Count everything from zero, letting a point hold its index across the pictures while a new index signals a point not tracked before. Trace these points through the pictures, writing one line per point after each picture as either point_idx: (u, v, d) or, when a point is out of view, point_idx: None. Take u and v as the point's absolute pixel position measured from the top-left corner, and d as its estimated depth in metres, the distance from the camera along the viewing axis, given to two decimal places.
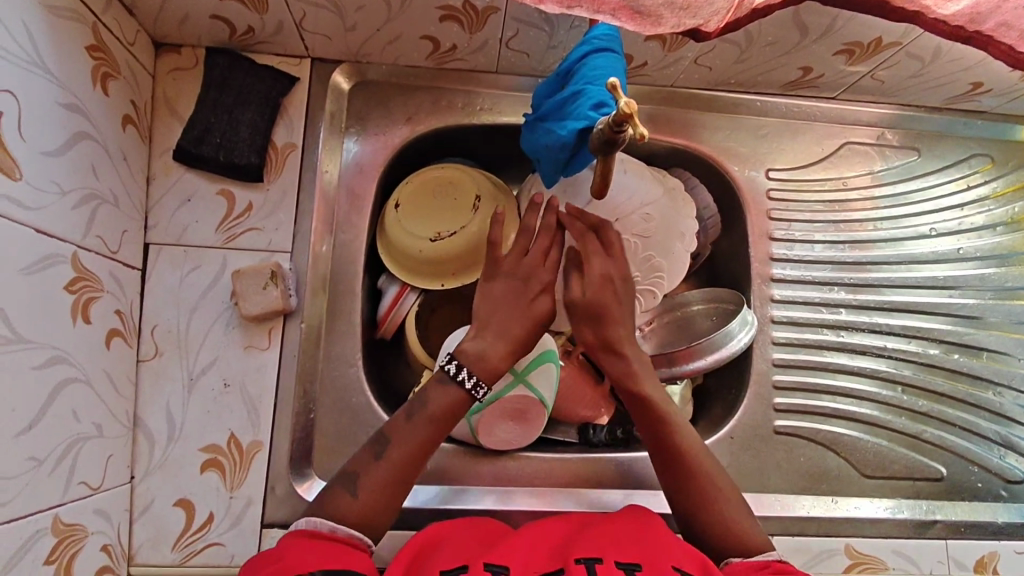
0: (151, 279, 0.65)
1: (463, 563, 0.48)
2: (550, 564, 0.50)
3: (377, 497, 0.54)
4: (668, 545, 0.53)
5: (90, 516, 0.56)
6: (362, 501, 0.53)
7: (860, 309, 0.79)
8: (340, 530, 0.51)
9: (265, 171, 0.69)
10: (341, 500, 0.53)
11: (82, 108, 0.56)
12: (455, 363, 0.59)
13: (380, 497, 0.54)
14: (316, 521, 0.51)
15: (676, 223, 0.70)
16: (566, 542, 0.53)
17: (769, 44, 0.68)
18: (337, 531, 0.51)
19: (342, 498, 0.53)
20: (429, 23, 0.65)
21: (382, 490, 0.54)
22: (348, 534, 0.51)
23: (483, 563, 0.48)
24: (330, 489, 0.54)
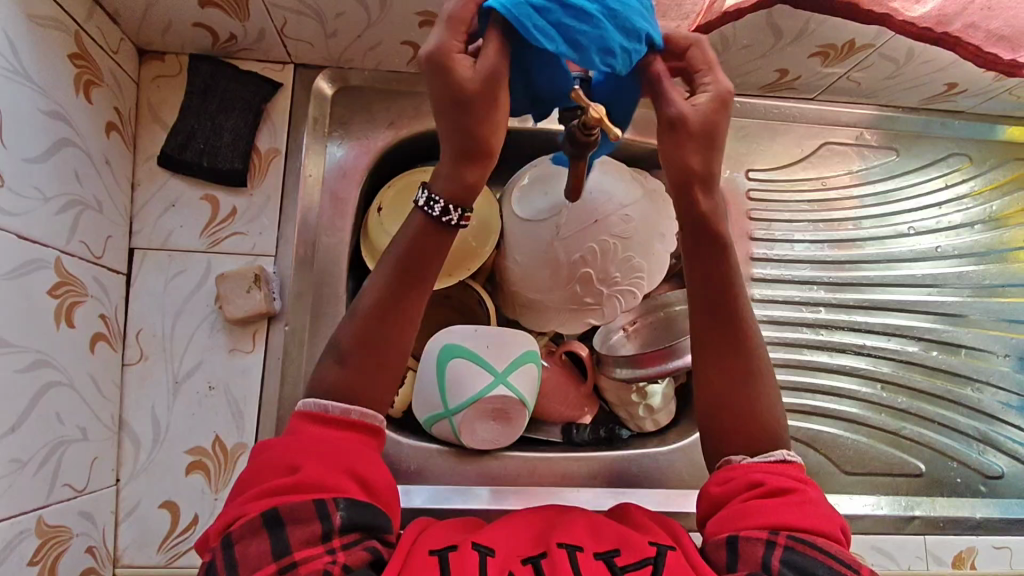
0: (136, 284, 0.66)
1: (451, 544, 0.49)
2: (532, 548, 0.50)
3: (355, 382, 0.51)
4: (646, 530, 0.53)
5: (74, 518, 0.56)
6: (349, 366, 0.51)
7: (840, 308, 0.80)
8: (351, 413, 0.50)
9: (249, 176, 0.70)
10: (328, 373, 0.51)
11: (65, 116, 0.57)
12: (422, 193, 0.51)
13: (368, 357, 0.51)
14: (307, 405, 0.50)
15: (657, 225, 0.69)
16: (548, 528, 0.53)
17: (744, 47, 0.69)
18: (349, 414, 0.50)
19: (327, 367, 0.52)
20: (409, 29, 0.66)
21: (369, 353, 0.51)
22: (359, 416, 0.51)
23: (470, 544, 0.49)
24: (318, 367, 0.52)
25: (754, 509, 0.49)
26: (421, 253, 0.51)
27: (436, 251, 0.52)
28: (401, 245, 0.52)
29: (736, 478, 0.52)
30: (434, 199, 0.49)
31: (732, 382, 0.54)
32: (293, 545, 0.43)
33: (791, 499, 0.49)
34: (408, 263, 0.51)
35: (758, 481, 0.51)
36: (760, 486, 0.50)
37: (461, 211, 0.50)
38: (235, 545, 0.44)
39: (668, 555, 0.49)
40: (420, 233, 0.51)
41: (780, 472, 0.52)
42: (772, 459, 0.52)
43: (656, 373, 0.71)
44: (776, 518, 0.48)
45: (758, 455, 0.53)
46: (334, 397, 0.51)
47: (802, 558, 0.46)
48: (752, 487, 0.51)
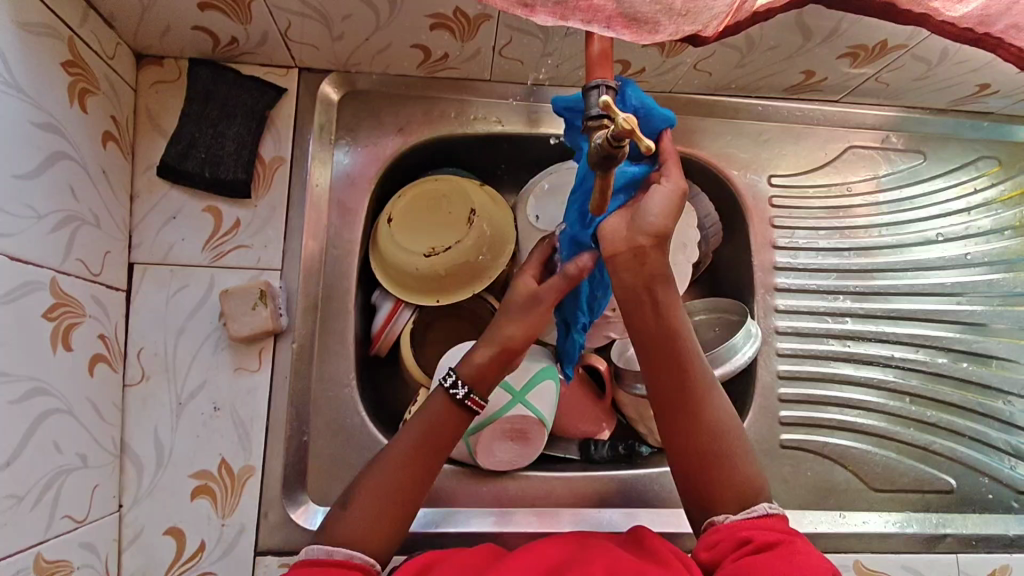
0: (136, 300, 0.63)
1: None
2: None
3: (366, 523, 0.51)
4: (657, 561, 0.51)
5: (75, 550, 0.53)
6: (358, 517, 0.51)
7: (867, 318, 0.77)
8: (336, 553, 0.49)
9: (253, 186, 0.67)
10: (336, 524, 0.51)
11: (59, 128, 0.53)
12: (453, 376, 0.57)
13: (375, 515, 0.52)
14: (312, 550, 0.49)
15: (680, 233, 0.72)
16: (558, 566, 0.51)
17: (770, 49, 0.66)
18: (333, 554, 0.49)
19: (336, 518, 0.52)
20: (419, 32, 0.63)
21: (376, 504, 0.52)
22: (347, 556, 0.49)
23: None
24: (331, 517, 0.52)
25: (744, 560, 0.47)
26: (444, 425, 0.56)
27: (459, 426, 0.57)
28: (422, 416, 0.56)
29: (721, 541, 0.51)
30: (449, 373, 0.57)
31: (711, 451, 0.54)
32: None
33: (780, 552, 0.47)
34: (433, 435, 0.55)
35: (746, 539, 0.50)
36: (750, 541, 0.49)
37: (468, 387, 0.56)
38: None
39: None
40: (446, 408, 0.56)
41: (768, 527, 0.51)
42: (759, 514, 0.52)
43: None
44: (773, 564, 0.46)
45: (741, 512, 0.52)
46: (333, 545, 0.50)
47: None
48: (739, 545, 0.50)
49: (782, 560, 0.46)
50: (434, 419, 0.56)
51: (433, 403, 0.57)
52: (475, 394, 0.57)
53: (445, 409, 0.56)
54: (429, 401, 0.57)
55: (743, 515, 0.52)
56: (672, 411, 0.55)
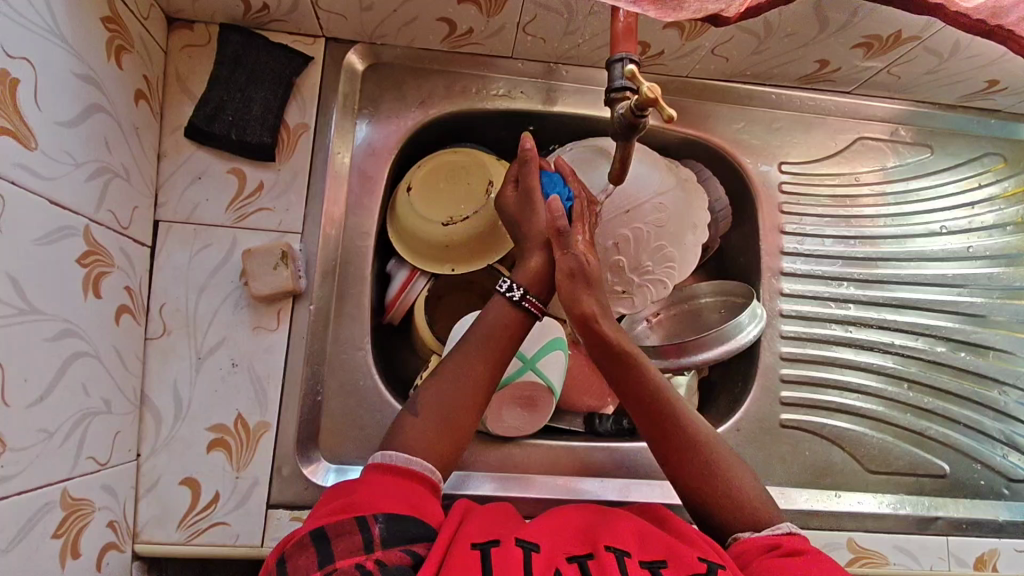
0: (160, 257, 0.65)
1: (494, 538, 0.47)
2: (577, 546, 0.49)
3: (436, 426, 0.55)
4: (685, 531, 0.53)
5: (97, 491, 0.54)
6: (426, 424, 0.55)
7: (869, 305, 0.79)
8: (414, 463, 0.52)
9: (277, 151, 0.68)
10: (407, 431, 0.54)
11: (96, 80, 0.55)
12: (506, 280, 0.61)
13: (443, 424, 0.55)
14: (389, 454, 0.52)
15: (689, 214, 0.72)
16: (588, 529, 0.52)
17: (787, 36, 0.68)
18: (412, 463, 0.52)
19: (406, 423, 0.55)
20: (448, 5, 0.65)
21: (445, 419, 0.55)
22: (422, 468, 0.52)
23: (516, 538, 0.47)
24: (396, 429, 0.55)
25: (777, 564, 0.48)
26: (505, 336, 0.59)
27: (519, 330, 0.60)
28: (482, 324, 0.60)
29: (748, 550, 0.51)
30: (505, 279, 0.61)
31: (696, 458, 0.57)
32: (338, 556, 0.43)
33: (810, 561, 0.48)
34: (495, 336, 0.59)
35: (775, 548, 0.50)
36: (777, 546, 0.50)
37: (524, 289, 0.60)
38: (287, 565, 0.44)
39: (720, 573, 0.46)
40: (504, 313, 0.60)
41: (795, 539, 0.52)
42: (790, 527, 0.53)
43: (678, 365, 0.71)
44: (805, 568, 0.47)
45: (764, 529, 0.53)
46: (405, 452, 0.53)
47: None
48: (768, 552, 0.50)
49: (810, 570, 0.47)
50: (488, 327, 0.59)
51: (493, 311, 0.60)
52: (532, 297, 0.61)
53: (506, 312, 0.60)
54: (491, 314, 0.60)
55: (767, 531, 0.53)
56: (652, 428, 0.58)
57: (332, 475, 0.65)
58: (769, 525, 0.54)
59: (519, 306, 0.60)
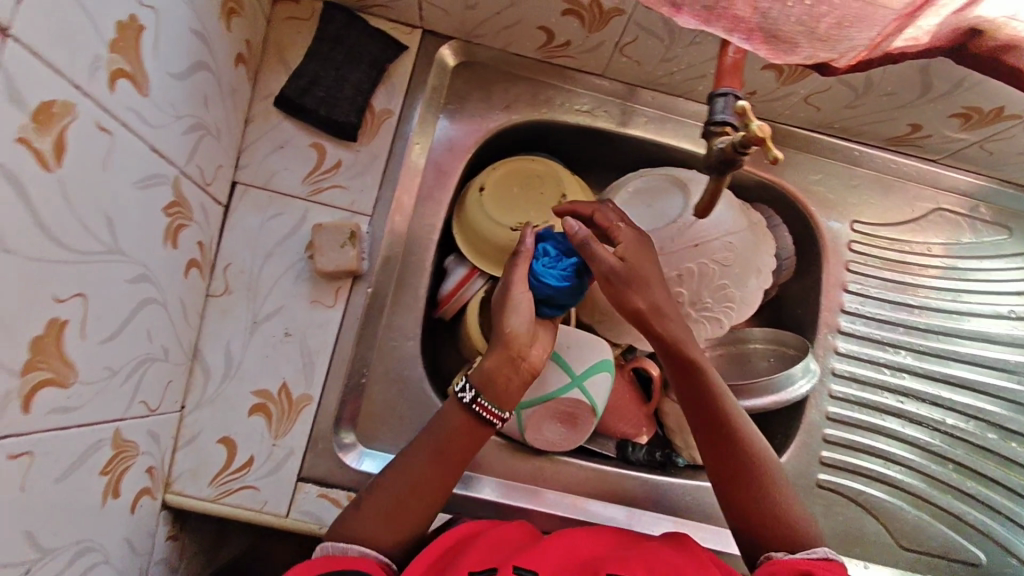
0: (233, 218, 0.66)
1: (491, 567, 0.48)
2: (576, 571, 0.49)
3: (379, 521, 0.53)
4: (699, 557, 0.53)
5: (143, 437, 0.55)
6: (369, 516, 0.53)
7: (925, 378, 0.77)
8: (351, 550, 0.51)
9: (360, 132, 0.69)
10: (349, 517, 0.54)
11: (207, 37, 0.56)
12: (467, 386, 0.57)
13: (384, 518, 0.53)
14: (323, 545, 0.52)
15: (756, 258, 0.71)
16: (589, 551, 0.53)
17: (885, 94, 0.67)
18: (348, 550, 0.51)
19: (349, 513, 0.54)
20: (551, 15, 0.65)
21: (386, 512, 0.53)
22: (359, 554, 0.51)
23: (512, 569, 0.48)
24: (342, 514, 0.54)
25: None
26: (461, 436, 0.57)
27: (473, 441, 0.57)
28: (438, 428, 0.57)
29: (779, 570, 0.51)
30: (464, 387, 0.57)
31: (754, 478, 0.57)
32: None
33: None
34: (449, 442, 0.56)
35: (808, 573, 0.50)
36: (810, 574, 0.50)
37: (475, 391, 0.56)
38: None
39: None
40: (457, 419, 0.57)
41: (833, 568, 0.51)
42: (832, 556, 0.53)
43: None
44: None
45: (800, 552, 0.54)
46: (346, 540, 0.52)
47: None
48: None
49: None
50: (447, 435, 0.56)
51: (448, 417, 0.57)
52: (482, 399, 0.56)
53: (461, 420, 0.57)
54: (444, 416, 0.57)
55: (802, 554, 0.53)
56: (710, 448, 0.58)
57: (365, 458, 0.66)
58: (804, 548, 0.54)
59: (468, 407, 0.57)
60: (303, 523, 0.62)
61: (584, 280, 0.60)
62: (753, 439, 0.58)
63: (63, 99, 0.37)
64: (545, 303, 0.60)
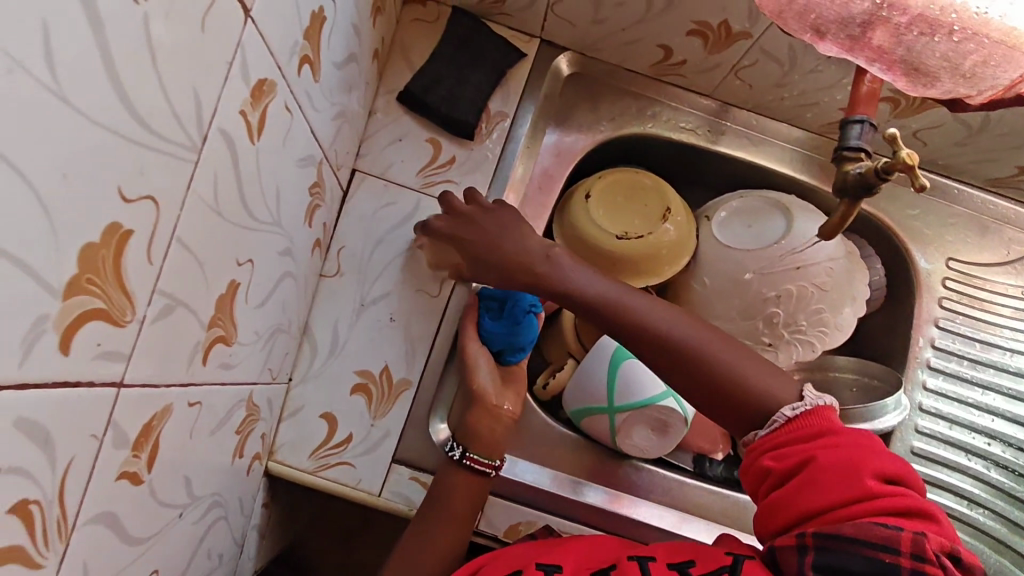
0: (350, 203, 0.69)
1: (518, 568, 0.51)
2: (603, 559, 0.51)
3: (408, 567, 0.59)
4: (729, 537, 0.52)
5: (263, 403, 0.57)
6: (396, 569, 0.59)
7: (1014, 421, 0.75)
8: None
9: (476, 132, 0.72)
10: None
11: (358, 31, 0.59)
12: (457, 447, 0.62)
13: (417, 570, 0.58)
14: None
15: (849, 287, 0.71)
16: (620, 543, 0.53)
17: (1000, 135, 0.67)
18: None
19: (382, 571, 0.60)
20: (674, 34, 0.67)
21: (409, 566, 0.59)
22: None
23: (535, 565, 0.50)
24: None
25: (781, 496, 0.47)
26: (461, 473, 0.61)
27: (475, 488, 0.62)
28: (436, 486, 0.61)
29: (753, 467, 0.51)
30: (450, 447, 0.63)
31: (684, 367, 0.54)
32: None
33: (805, 477, 0.47)
34: (452, 494, 0.61)
35: (768, 467, 0.49)
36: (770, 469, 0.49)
37: (462, 448, 0.62)
38: None
39: (744, 563, 0.47)
40: (451, 475, 0.61)
41: (803, 430, 0.49)
42: (800, 410, 0.51)
43: None
44: (811, 498, 0.46)
45: (767, 425, 0.52)
46: None
47: (832, 556, 0.42)
48: (767, 475, 0.50)
49: (813, 496, 0.46)
50: (446, 490, 0.61)
51: (443, 478, 0.61)
52: (471, 453, 0.62)
53: (453, 475, 0.61)
54: (440, 478, 0.61)
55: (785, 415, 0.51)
56: (679, 381, 0.55)
57: None
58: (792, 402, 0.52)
59: (461, 463, 0.62)
60: (395, 504, 0.64)
61: (525, 324, 0.67)
62: (687, 336, 0.55)
63: (270, 79, 0.39)
64: (506, 350, 0.68)
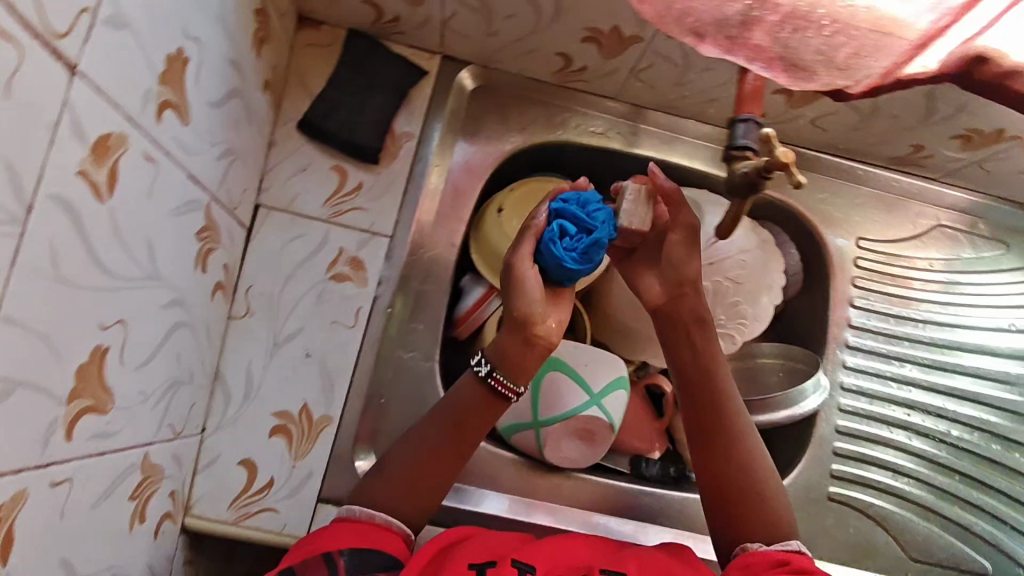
0: (255, 240, 0.67)
1: (491, 559, 0.50)
2: (573, 568, 0.52)
3: (403, 481, 0.55)
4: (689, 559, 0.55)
5: (167, 460, 0.56)
6: (393, 477, 0.55)
7: (929, 391, 0.79)
8: (378, 517, 0.53)
9: (381, 156, 0.70)
10: (371, 485, 0.55)
11: (242, 66, 0.56)
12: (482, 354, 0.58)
13: (404, 481, 0.55)
14: (350, 508, 0.53)
15: (766, 275, 0.73)
16: (590, 549, 0.55)
17: (892, 118, 0.69)
18: (376, 517, 0.53)
19: (370, 479, 0.56)
20: (570, 42, 0.66)
21: (409, 478, 0.55)
22: (388, 521, 0.53)
23: (512, 561, 0.50)
24: (364, 480, 0.56)
25: None
26: (469, 421, 0.58)
27: (491, 416, 0.58)
28: (449, 404, 0.58)
29: (755, 560, 0.51)
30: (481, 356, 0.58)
31: (737, 483, 0.57)
32: None
33: None
34: (463, 416, 0.57)
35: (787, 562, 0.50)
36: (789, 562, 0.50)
37: (491, 364, 0.57)
38: None
39: None
40: (470, 389, 0.58)
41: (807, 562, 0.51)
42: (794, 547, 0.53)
43: None
44: None
45: (773, 543, 0.53)
46: (368, 508, 0.54)
47: None
48: (778, 565, 0.50)
49: None
50: (459, 424, 0.57)
51: (464, 389, 0.58)
52: (498, 373, 0.57)
53: (470, 387, 0.58)
54: (459, 388, 0.59)
55: (775, 546, 0.53)
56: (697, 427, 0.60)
57: None
58: (779, 540, 0.54)
59: (484, 380, 0.58)
60: None
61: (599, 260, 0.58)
62: (724, 383, 0.61)
63: (117, 131, 0.38)
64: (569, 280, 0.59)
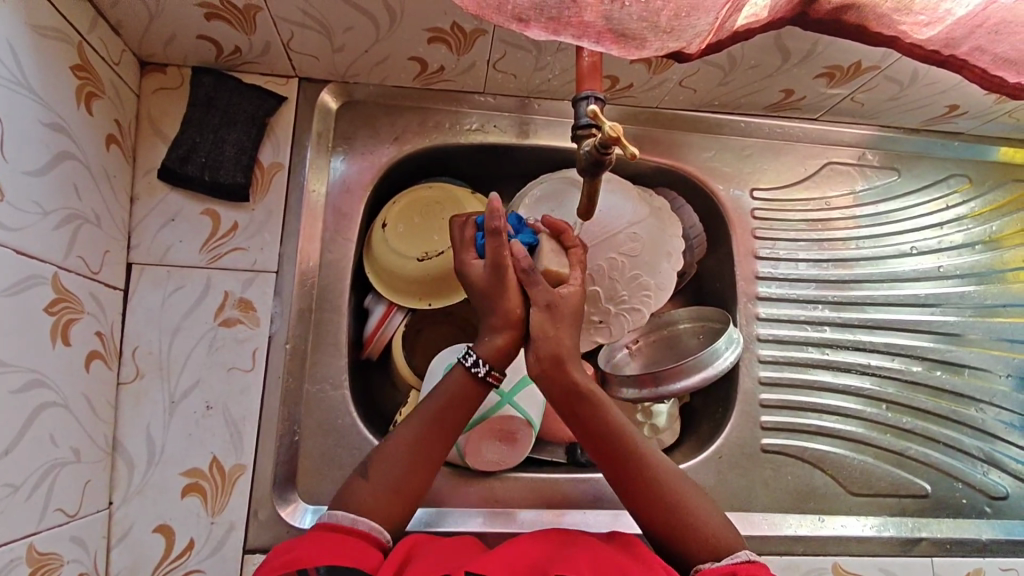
0: (133, 299, 0.64)
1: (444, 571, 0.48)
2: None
3: (387, 488, 0.55)
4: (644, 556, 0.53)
5: (66, 544, 0.54)
6: (375, 488, 0.55)
7: (844, 327, 0.80)
8: (361, 523, 0.53)
9: (251, 191, 0.68)
10: (355, 489, 0.55)
11: (65, 128, 0.55)
12: (472, 355, 0.59)
13: (389, 487, 0.55)
14: (334, 514, 0.53)
15: (663, 242, 0.72)
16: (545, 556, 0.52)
17: (752, 67, 0.69)
18: (358, 523, 0.53)
19: (355, 484, 0.56)
20: (417, 45, 0.65)
21: (393, 484, 0.55)
22: (370, 528, 0.53)
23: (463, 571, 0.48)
24: (345, 486, 0.56)
25: None
26: (458, 397, 0.59)
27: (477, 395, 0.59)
28: (439, 394, 0.59)
29: None
30: (468, 352, 0.59)
31: (660, 502, 0.57)
32: None
33: None
34: (449, 405, 0.58)
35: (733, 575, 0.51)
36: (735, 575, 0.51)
37: (488, 365, 0.58)
38: None
39: None
40: (459, 380, 0.59)
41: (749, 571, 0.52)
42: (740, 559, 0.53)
43: (657, 394, 0.71)
44: None
45: (724, 558, 0.53)
46: (354, 510, 0.54)
47: None
48: None
49: None
50: (440, 408, 0.59)
51: (452, 377, 0.60)
52: (495, 372, 0.59)
53: (461, 380, 0.59)
54: (447, 374, 0.60)
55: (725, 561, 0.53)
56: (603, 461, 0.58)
57: (310, 515, 0.64)
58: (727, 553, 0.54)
59: (481, 380, 0.59)
60: None
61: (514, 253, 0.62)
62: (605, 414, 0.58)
63: None
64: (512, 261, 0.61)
